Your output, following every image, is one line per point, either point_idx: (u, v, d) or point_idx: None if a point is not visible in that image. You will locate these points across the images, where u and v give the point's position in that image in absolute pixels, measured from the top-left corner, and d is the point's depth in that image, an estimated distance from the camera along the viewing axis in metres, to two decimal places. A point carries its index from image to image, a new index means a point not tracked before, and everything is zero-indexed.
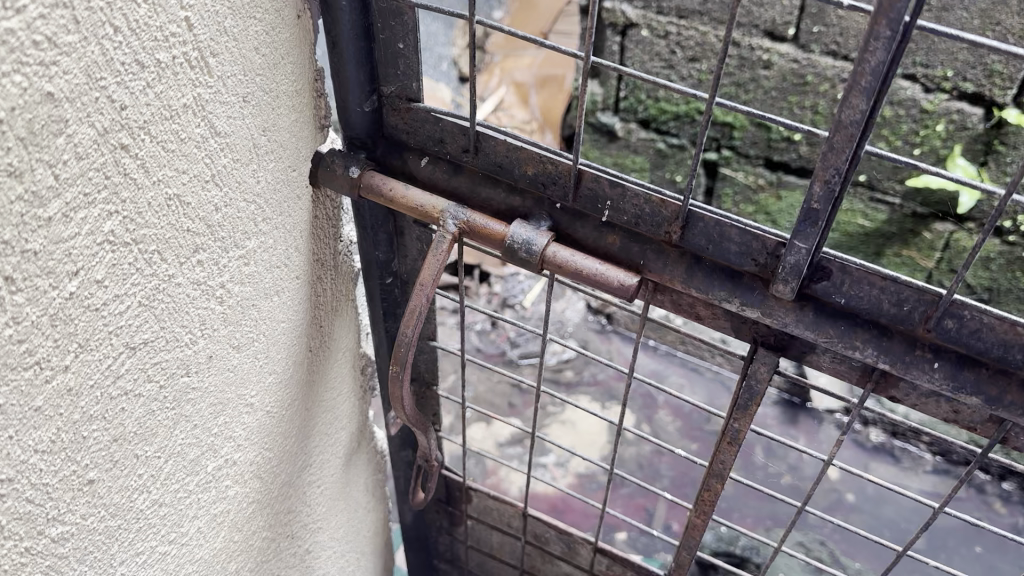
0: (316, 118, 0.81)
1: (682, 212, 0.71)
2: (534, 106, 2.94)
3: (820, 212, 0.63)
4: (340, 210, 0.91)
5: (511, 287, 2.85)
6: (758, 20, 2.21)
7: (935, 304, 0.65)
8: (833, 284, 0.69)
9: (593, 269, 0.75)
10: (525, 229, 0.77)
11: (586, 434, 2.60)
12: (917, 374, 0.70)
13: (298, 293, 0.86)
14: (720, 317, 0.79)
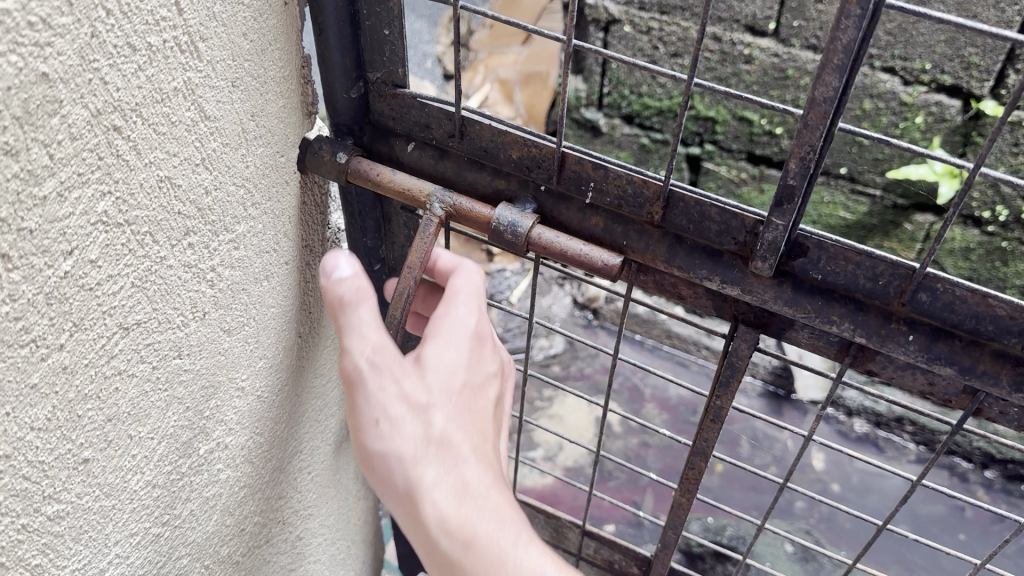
0: (304, 105, 0.82)
1: (663, 192, 0.73)
2: (519, 104, 2.97)
3: (797, 188, 0.65)
4: (328, 197, 0.92)
5: (498, 283, 2.88)
6: (738, 15, 2.23)
7: (908, 277, 0.67)
8: (810, 261, 0.71)
9: (577, 249, 0.77)
10: (511, 212, 0.79)
11: (573, 428, 2.62)
12: (893, 346, 0.72)
13: (287, 277, 0.87)
14: (702, 296, 0.81)
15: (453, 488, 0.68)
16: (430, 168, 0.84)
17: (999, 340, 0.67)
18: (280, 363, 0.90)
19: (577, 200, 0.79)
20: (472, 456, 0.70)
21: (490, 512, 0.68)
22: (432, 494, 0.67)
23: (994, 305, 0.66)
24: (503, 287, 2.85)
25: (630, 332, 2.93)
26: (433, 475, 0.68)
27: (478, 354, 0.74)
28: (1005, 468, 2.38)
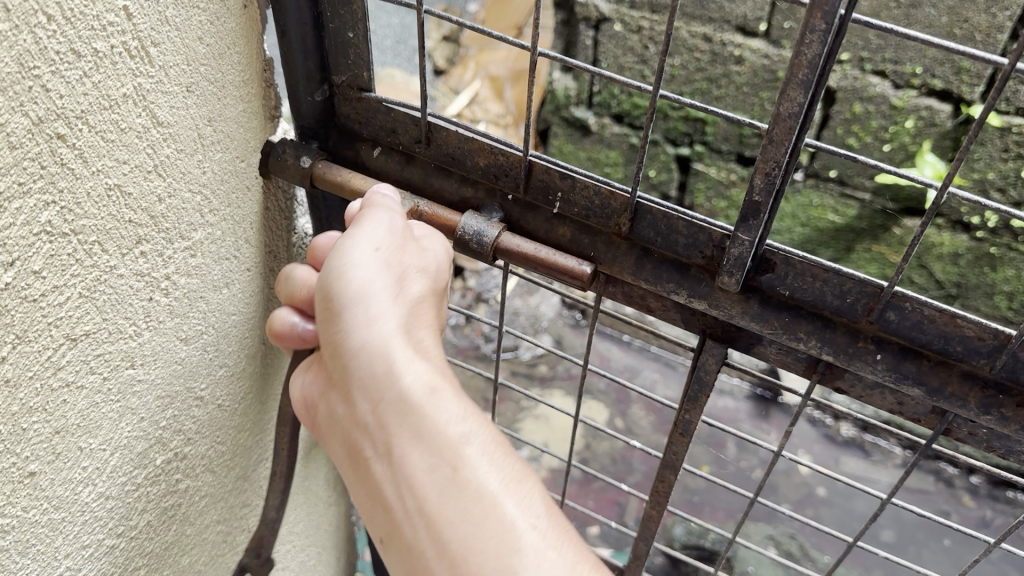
0: (267, 106, 0.81)
1: (630, 204, 0.71)
2: (509, 101, 2.94)
3: (763, 205, 0.63)
4: (292, 202, 0.91)
5: (486, 282, 2.90)
6: (729, 16, 2.21)
7: (876, 295, 0.66)
8: (777, 277, 0.70)
9: (562, 259, 0.75)
10: (477, 220, 0.77)
11: (560, 429, 2.62)
12: (860, 365, 0.71)
13: (249, 284, 0.86)
14: (671, 308, 0.80)
15: (414, 347, 0.61)
16: (395, 173, 0.83)
17: (967, 361, 0.66)
18: (241, 374, 0.89)
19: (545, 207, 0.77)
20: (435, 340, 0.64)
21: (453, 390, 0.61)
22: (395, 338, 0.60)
23: (962, 325, 0.64)
24: (491, 286, 2.87)
25: (617, 332, 2.93)
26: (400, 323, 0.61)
27: (452, 282, 0.71)
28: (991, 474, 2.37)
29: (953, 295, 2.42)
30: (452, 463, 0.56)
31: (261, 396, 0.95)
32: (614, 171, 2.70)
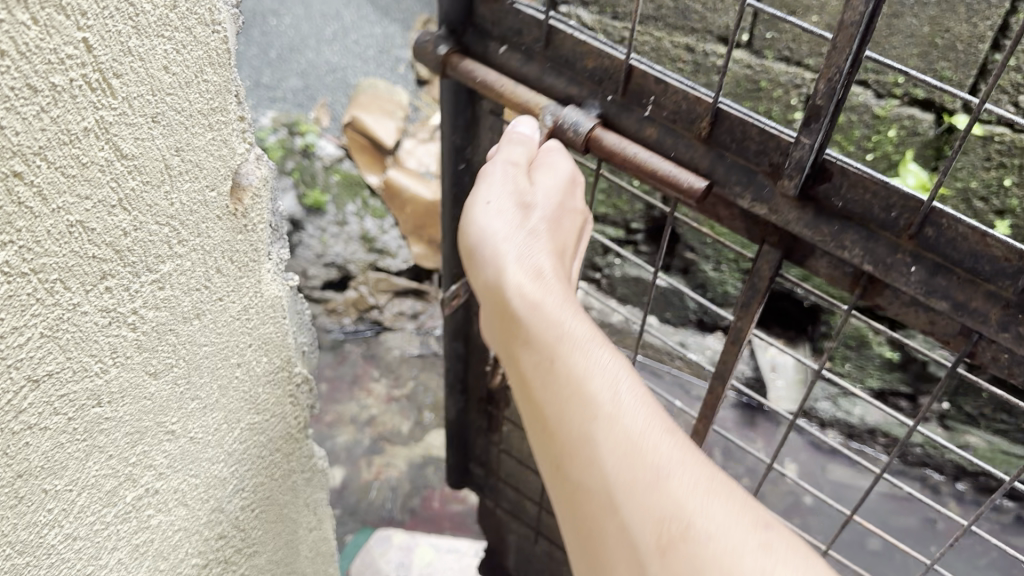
0: (238, 130, 0.79)
1: (712, 108, 0.91)
2: None
3: (825, 107, 0.82)
4: (266, 235, 0.88)
5: None
6: (712, 26, 2.21)
7: (920, 209, 0.82)
8: (833, 185, 0.87)
9: (660, 166, 0.96)
10: (577, 114, 1.00)
11: None
12: (897, 276, 0.87)
13: (222, 314, 0.83)
14: (737, 217, 0.98)
15: (528, 263, 0.86)
16: (516, 69, 1.06)
17: (992, 283, 0.82)
18: (215, 406, 0.87)
19: (637, 112, 0.99)
20: (546, 250, 0.88)
21: (555, 289, 0.84)
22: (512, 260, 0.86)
23: (990, 243, 0.80)
24: None
25: None
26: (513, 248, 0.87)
27: (569, 186, 0.94)
28: (977, 481, 2.38)
29: None
30: (553, 356, 0.80)
31: (238, 428, 0.93)
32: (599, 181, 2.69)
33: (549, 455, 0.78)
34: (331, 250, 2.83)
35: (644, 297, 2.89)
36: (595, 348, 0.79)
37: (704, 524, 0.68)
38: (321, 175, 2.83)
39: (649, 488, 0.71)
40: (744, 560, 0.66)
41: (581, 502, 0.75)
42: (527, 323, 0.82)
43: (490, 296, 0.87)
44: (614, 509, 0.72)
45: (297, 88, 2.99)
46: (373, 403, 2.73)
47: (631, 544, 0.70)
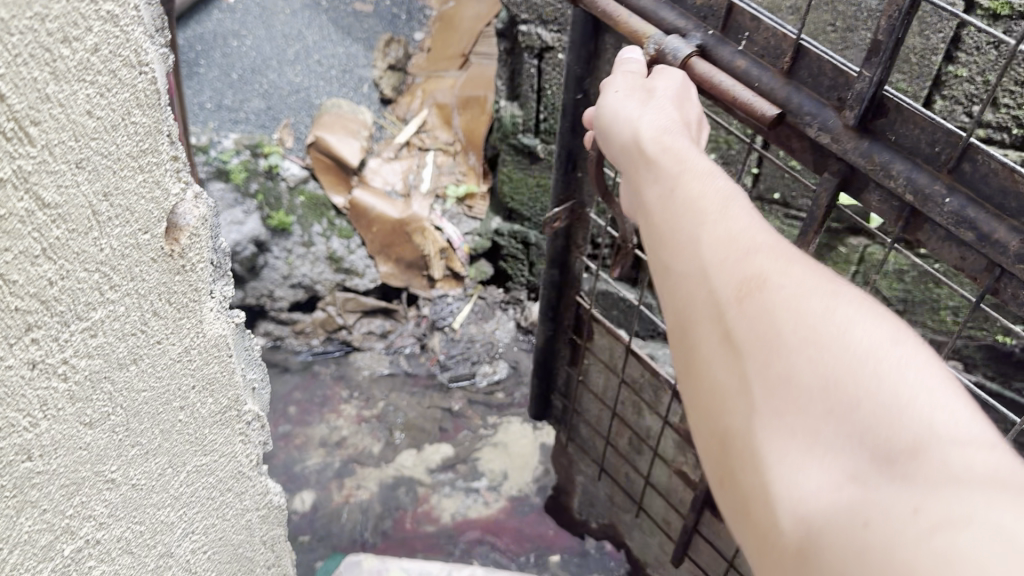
0: (171, 170, 0.78)
1: (795, 44, 1.12)
2: (458, 128, 3.02)
3: (884, 42, 1.01)
4: (207, 273, 0.86)
5: (440, 309, 2.97)
6: None
7: (955, 144, 1.00)
8: (888, 121, 1.06)
9: (742, 94, 1.16)
10: (679, 44, 1.21)
11: (519, 455, 2.62)
12: (932, 206, 1.03)
13: (163, 357, 0.83)
14: (806, 149, 1.18)
15: (654, 122, 0.99)
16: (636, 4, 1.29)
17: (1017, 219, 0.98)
18: (157, 451, 0.86)
19: (732, 48, 1.20)
20: (675, 119, 1.00)
21: (680, 139, 0.94)
22: (642, 119, 1.00)
23: (1016, 178, 0.96)
24: (444, 313, 2.95)
25: None
26: (644, 113, 1.01)
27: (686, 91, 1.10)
28: None
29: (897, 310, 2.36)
30: (672, 186, 0.87)
31: (185, 472, 0.92)
32: None
33: (659, 265, 0.82)
34: (298, 271, 2.87)
35: None
36: (715, 178, 0.86)
37: (779, 280, 0.69)
38: (285, 196, 2.86)
39: (737, 258, 0.73)
40: (814, 301, 0.66)
41: (678, 287, 0.78)
42: (651, 161, 0.93)
43: (624, 155, 0.99)
44: (705, 278, 0.74)
45: (257, 108, 3.01)
46: (343, 424, 2.71)
47: (715, 301, 0.72)
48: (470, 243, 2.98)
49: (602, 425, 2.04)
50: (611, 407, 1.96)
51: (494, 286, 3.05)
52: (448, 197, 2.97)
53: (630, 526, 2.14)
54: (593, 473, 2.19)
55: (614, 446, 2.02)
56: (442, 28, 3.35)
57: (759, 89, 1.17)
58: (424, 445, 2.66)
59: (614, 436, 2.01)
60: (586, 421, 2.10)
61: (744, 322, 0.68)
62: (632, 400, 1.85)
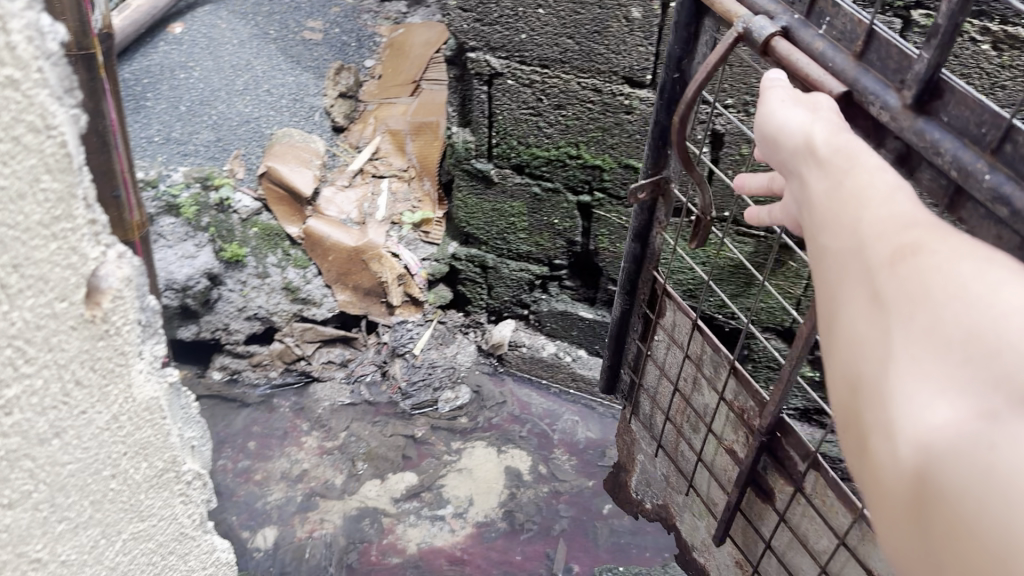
0: (89, 234, 0.79)
1: (867, 30, 1.08)
2: (411, 154, 3.07)
3: (942, 25, 1.00)
4: (134, 335, 0.88)
5: (400, 335, 2.95)
6: (616, 67, 2.26)
7: (1000, 126, 0.95)
8: (943, 103, 1.01)
9: (813, 71, 1.12)
10: (764, 24, 1.20)
11: (484, 480, 2.63)
12: (973, 181, 0.97)
13: (89, 429, 0.88)
14: (869, 128, 1.12)
15: (810, 115, 1.01)
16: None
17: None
18: (88, 523, 0.93)
19: (813, 31, 1.16)
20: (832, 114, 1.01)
21: (832, 130, 0.96)
22: (790, 113, 1.03)
23: None
24: (405, 339, 2.93)
25: (537, 378, 2.98)
26: (790, 108, 1.04)
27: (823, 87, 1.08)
28: None
29: None
30: (829, 172, 0.89)
31: (120, 540, 0.99)
32: (519, 220, 2.71)
33: (817, 242, 0.84)
34: (254, 303, 2.85)
35: (573, 330, 2.91)
36: (879, 166, 0.86)
37: (936, 248, 0.69)
38: (238, 228, 2.87)
39: (897, 230, 0.74)
40: (964, 264, 0.65)
41: (834, 261, 0.79)
42: (806, 151, 0.96)
43: (773, 146, 1.03)
44: (861, 250, 0.76)
45: (207, 141, 3.03)
46: (305, 457, 2.68)
47: (870, 269, 0.73)
48: (428, 268, 2.95)
49: (656, 426, 1.92)
50: (665, 405, 1.84)
51: (454, 311, 3.04)
52: (403, 223, 2.98)
53: (681, 509, 1.93)
54: (647, 452, 2.01)
55: (664, 447, 1.91)
56: (392, 55, 3.43)
57: (833, 71, 1.12)
58: (388, 474, 2.63)
59: (666, 439, 1.89)
60: (641, 423, 2.00)
61: (893, 284, 0.69)
62: (693, 387, 1.71)
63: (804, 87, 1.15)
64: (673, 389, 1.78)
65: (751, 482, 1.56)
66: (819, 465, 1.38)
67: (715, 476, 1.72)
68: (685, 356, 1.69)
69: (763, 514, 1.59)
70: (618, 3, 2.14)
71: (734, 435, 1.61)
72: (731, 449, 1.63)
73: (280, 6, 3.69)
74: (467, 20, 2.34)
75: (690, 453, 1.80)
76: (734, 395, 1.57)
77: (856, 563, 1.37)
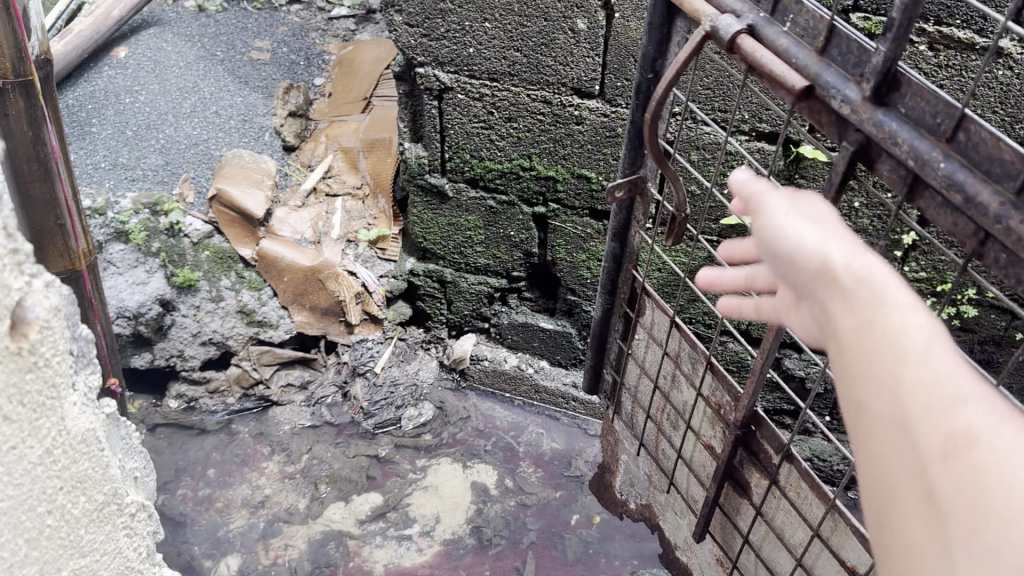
0: (12, 264, 0.79)
1: (828, 25, 0.94)
2: (365, 171, 3.05)
3: (896, 17, 0.87)
4: (65, 366, 0.87)
5: (360, 354, 2.93)
6: (564, 78, 2.26)
7: (953, 116, 0.83)
8: (901, 94, 0.88)
9: (775, 67, 0.99)
10: (730, 21, 1.04)
11: (450, 497, 2.61)
12: (929, 171, 0.85)
13: (22, 464, 0.85)
14: (835, 125, 0.98)
15: (807, 222, 0.85)
16: None
17: (1001, 184, 0.80)
18: (22, 561, 0.90)
19: (778, 27, 1.02)
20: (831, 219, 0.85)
21: (840, 244, 0.80)
22: (784, 221, 0.87)
23: (1003, 145, 0.79)
24: (365, 358, 2.91)
25: (500, 391, 2.97)
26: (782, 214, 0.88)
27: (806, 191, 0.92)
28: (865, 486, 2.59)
29: None
30: (839, 304, 0.75)
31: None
32: (476, 233, 2.70)
33: (841, 396, 0.70)
34: (208, 328, 2.80)
35: (534, 342, 2.90)
36: (898, 300, 0.71)
37: (994, 438, 0.58)
38: (189, 252, 2.82)
39: (944, 410, 0.61)
40: None
41: (863, 426, 0.66)
42: (806, 269, 0.81)
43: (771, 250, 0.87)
44: (903, 430, 0.63)
45: (155, 165, 2.99)
46: (266, 482, 2.63)
47: (913, 458, 0.62)
48: (386, 284, 2.92)
49: (638, 425, 1.65)
50: (648, 403, 1.58)
51: (414, 327, 3.03)
52: (360, 241, 2.95)
53: (664, 509, 1.63)
54: (629, 452, 1.71)
55: (646, 446, 1.63)
56: (342, 72, 3.42)
57: (797, 66, 0.98)
58: (352, 496, 2.59)
59: (648, 438, 1.62)
60: (625, 425, 1.71)
61: (951, 494, 0.58)
62: (673, 383, 1.47)
63: (770, 85, 1.02)
64: (654, 387, 1.53)
65: (725, 476, 1.35)
66: (793, 456, 1.21)
67: (696, 473, 1.46)
68: (662, 351, 1.47)
69: (741, 508, 1.37)
70: (563, 15, 2.16)
71: (712, 430, 1.38)
72: (710, 446, 1.39)
73: (226, 27, 3.65)
74: (414, 35, 2.33)
75: (673, 451, 1.53)
76: (710, 390, 1.36)
77: (828, 558, 1.21)
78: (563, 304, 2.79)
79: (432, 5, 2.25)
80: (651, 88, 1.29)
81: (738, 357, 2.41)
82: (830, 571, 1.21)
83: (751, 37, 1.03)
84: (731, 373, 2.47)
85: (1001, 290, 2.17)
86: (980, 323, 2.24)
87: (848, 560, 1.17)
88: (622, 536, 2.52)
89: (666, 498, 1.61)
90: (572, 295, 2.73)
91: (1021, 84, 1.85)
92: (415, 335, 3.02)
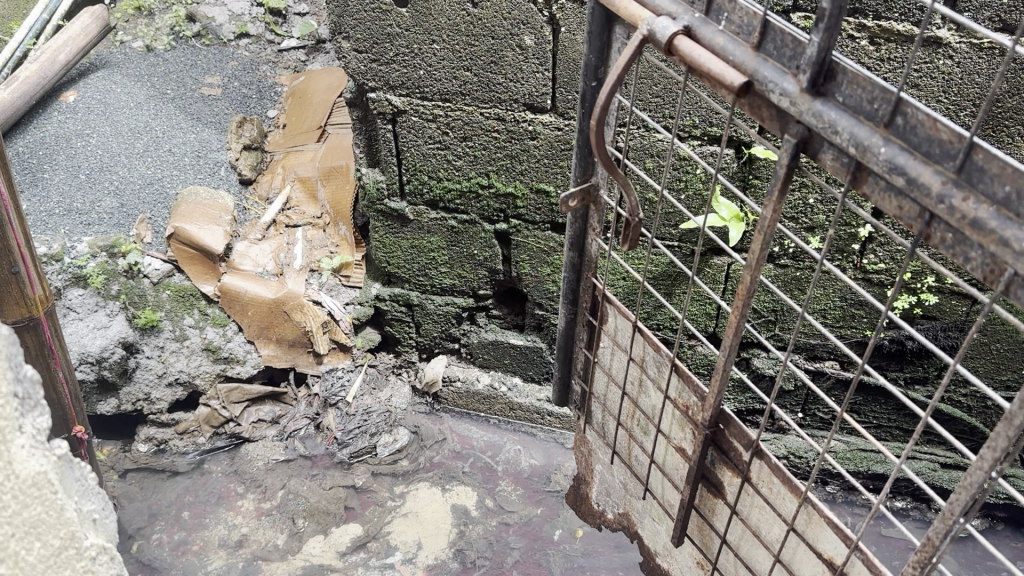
0: None
1: (763, 21, 0.96)
2: (324, 201, 3.03)
3: (830, 7, 0.88)
4: (9, 410, 0.85)
5: (330, 385, 2.90)
6: (516, 94, 2.27)
7: (889, 100, 0.84)
8: (837, 83, 0.90)
9: (713, 66, 1.00)
10: (667, 23, 1.06)
11: (430, 522, 2.58)
12: (871, 157, 0.87)
13: None
14: (776, 118, 1.00)
15: None
16: None
17: (942, 164, 0.82)
18: None
19: (713, 27, 1.03)
20: None
21: None
22: None
23: (942, 127, 0.80)
24: (336, 388, 2.89)
25: (474, 411, 2.96)
26: None
27: None
28: (843, 480, 2.61)
29: (771, 320, 2.39)
30: None
31: None
32: (440, 254, 2.70)
33: None
34: (174, 368, 2.77)
35: (505, 359, 2.90)
36: None
37: None
38: (150, 293, 2.78)
39: None
40: None
41: None
42: None
43: None
44: None
45: (111, 209, 2.95)
46: (243, 521, 2.59)
47: None
48: (353, 312, 2.91)
49: (610, 433, 1.64)
50: (617, 410, 1.58)
51: (384, 353, 3.02)
52: (323, 269, 2.93)
53: (641, 515, 1.62)
54: (603, 461, 1.71)
55: (619, 454, 1.63)
56: (295, 102, 3.40)
57: (734, 64, 1.00)
58: (331, 529, 2.55)
59: (620, 445, 1.61)
60: (597, 435, 1.71)
61: None
62: (640, 387, 1.47)
63: (710, 85, 1.03)
64: (622, 393, 1.53)
65: (698, 477, 1.36)
66: (762, 451, 1.22)
67: (670, 477, 1.46)
68: (627, 357, 1.47)
69: (716, 509, 1.37)
70: (510, 33, 2.17)
71: (682, 432, 1.38)
72: (681, 447, 1.39)
73: (176, 64, 3.63)
74: (363, 61, 2.32)
75: (646, 457, 1.53)
76: (676, 392, 1.36)
77: (805, 551, 1.21)
78: (531, 320, 2.79)
79: (379, 29, 2.25)
80: (595, 96, 1.31)
81: (706, 360, 2.43)
82: (809, 564, 1.21)
83: (689, 37, 1.04)
84: (702, 375, 2.49)
85: (959, 275, 2.20)
86: (942, 310, 2.28)
87: (825, 552, 1.17)
88: (605, 548, 2.52)
89: (643, 504, 1.60)
90: (540, 309, 2.73)
91: (961, 72, 1.89)
92: (385, 362, 3.00)
